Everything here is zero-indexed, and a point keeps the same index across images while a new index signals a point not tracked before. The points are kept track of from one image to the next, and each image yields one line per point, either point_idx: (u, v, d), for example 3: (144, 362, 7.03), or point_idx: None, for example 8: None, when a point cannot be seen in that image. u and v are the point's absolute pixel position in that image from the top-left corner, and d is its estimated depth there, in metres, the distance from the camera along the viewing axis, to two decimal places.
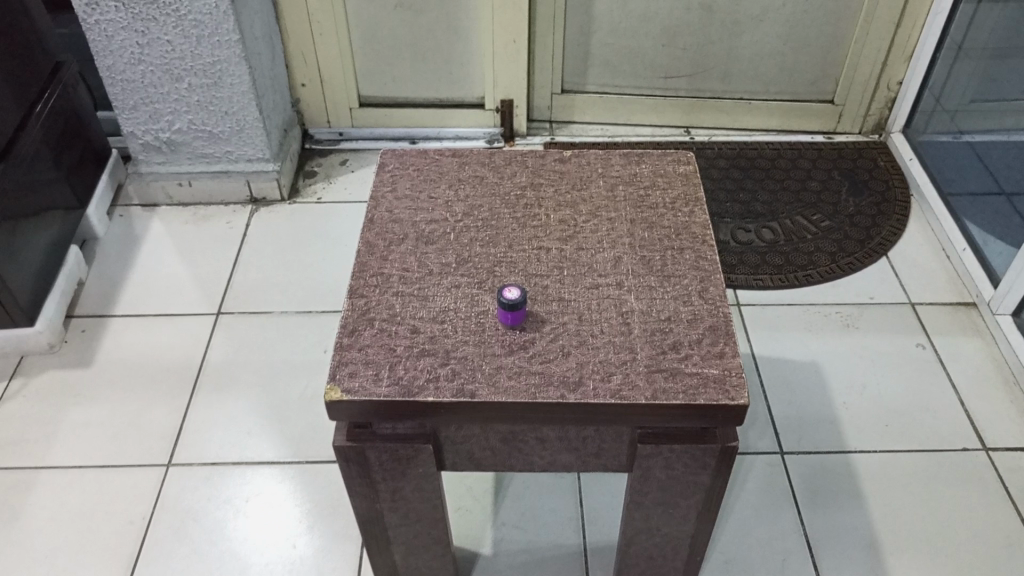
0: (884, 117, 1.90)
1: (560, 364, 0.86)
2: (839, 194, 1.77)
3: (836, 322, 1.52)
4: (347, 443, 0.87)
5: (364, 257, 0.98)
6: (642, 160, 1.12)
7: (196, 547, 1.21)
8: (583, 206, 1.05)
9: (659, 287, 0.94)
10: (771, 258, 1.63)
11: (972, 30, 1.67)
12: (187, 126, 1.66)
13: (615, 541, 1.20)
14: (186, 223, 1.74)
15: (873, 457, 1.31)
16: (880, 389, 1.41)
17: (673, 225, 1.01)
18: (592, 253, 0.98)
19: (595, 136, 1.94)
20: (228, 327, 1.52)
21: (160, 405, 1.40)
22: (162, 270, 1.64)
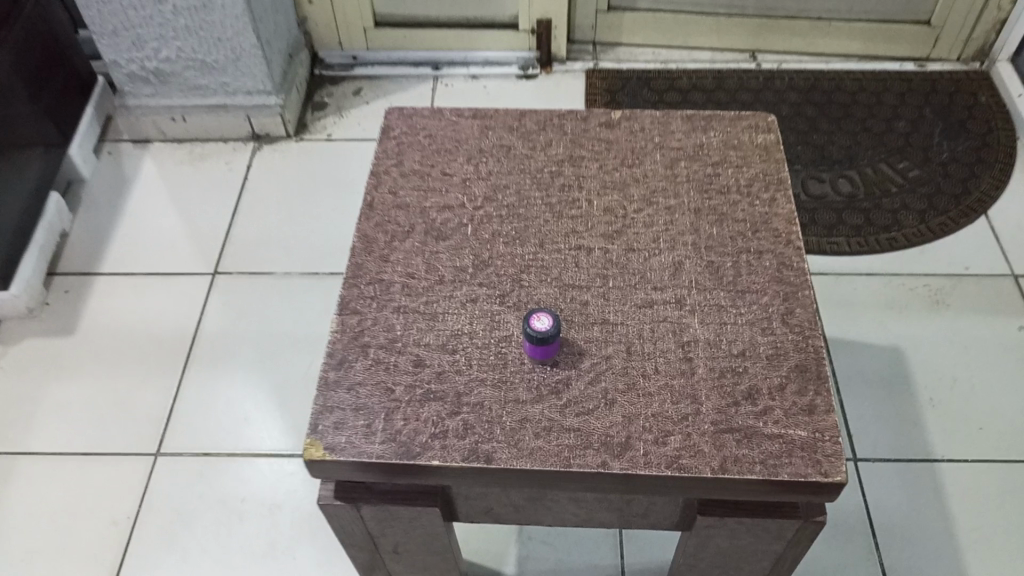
0: (989, 42, 1.61)
1: (602, 418, 0.67)
2: (932, 137, 1.50)
3: (923, 297, 1.30)
4: (334, 500, 0.70)
5: (359, 256, 0.79)
6: (710, 126, 0.89)
7: (187, 554, 1.08)
8: (634, 189, 0.84)
9: (730, 307, 0.74)
10: (848, 216, 1.39)
11: None
12: (175, 54, 1.44)
13: (657, 560, 1.05)
14: (182, 163, 1.55)
15: (962, 467, 1.12)
16: (974, 383, 1.20)
17: (749, 218, 0.80)
18: (645, 256, 0.78)
19: (645, 61, 1.68)
20: (227, 290, 1.36)
21: (151, 382, 1.25)
22: (153, 220, 1.46)
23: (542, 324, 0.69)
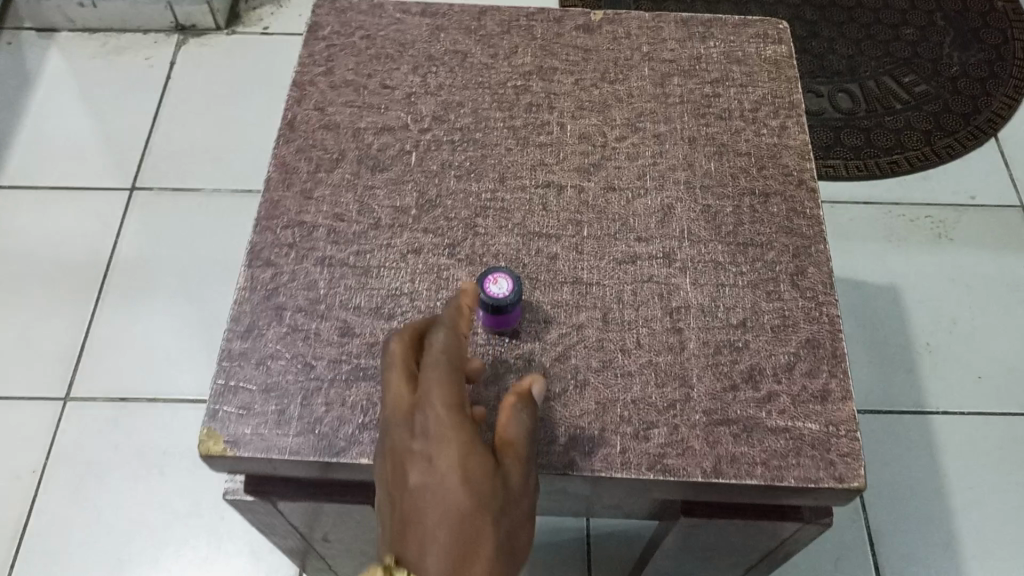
0: None
1: (571, 405, 0.55)
2: (942, 46, 1.35)
3: (924, 230, 1.18)
4: (244, 495, 0.58)
5: (276, 191, 0.64)
6: (710, 33, 0.74)
7: (101, 513, 0.97)
8: (617, 112, 0.69)
9: (730, 264, 0.61)
10: (847, 136, 1.24)
11: None
12: None
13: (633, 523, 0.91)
14: (94, 57, 1.34)
15: (959, 419, 1.03)
16: (975, 327, 1.10)
17: (754, 153, 0.66)
18: (628, 198, 0.64)
19: None
20: (146, 208, 1.19)
21: (58, 315, 1.10)
22: (61, 124, 1.27)
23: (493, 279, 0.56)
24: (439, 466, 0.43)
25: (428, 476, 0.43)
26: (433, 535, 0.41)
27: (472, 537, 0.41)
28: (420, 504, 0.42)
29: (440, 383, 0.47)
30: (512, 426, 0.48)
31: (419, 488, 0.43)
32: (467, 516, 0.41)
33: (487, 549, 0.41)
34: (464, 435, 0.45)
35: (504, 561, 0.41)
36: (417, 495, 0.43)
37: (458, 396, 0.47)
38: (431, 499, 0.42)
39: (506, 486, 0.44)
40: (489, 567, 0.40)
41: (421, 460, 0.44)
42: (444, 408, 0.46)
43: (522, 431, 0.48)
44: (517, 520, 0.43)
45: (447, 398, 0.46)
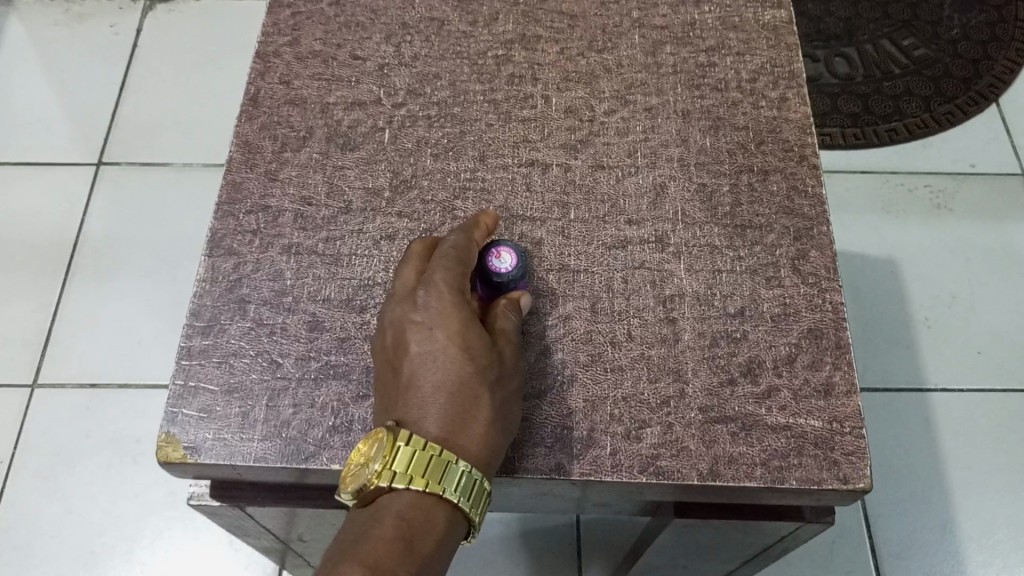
0: None
1: (558, 404, 0.51)
2: (943, 8, 1.30)
3: (923, 200, 1.14)
4: (210, 501, 0.54)
5: (239, 173, 0.59)
6: None
7: (72, 506, 0.93)
8: (606, 83, 0.64)
9: (727, 249, 0.56)
10: (844, 103, 1.20)
11: None
12: None
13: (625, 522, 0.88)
14: (56, 24, 1.28)
15: (958, 396, 1.00)
16: (975, 301, 1.07)
17: (752, 127, 0.62)
18: (618, 177, 0.59)
19: None
20: (114, 185, 1.14)
21: (23, 298, 1.05)
22: (23, 97, 1.21)
23: (498, 251, 0.54)
24: (439, 337, 0.47)
25: (429, 345, 0.47)
26: (433, 400, 0.45)
27: (468, 404, 0.45)
28: (420, 369, 0.46)
29: (445, 265, 0.50)
30: (507, 315, 0.50)
31: (419, 355, 0.47)
32: (465, 384, 0.46)
33: (483, 412, 0.45)
34: (466, 310, 0.48)
35: (499, 426, 0.46)
36: (417, 360, 0.46)
37: (462, 277, 0.50)
38: (431, 365, 0.46)
39: (502, 359, 0.48)
40: (484, 428, 0.45)
41: (423, 331, 0.47)
42: (447, 286, 0.49)
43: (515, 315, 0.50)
44: (511, 390, 0.48)
45: (451, 278, 0.49)
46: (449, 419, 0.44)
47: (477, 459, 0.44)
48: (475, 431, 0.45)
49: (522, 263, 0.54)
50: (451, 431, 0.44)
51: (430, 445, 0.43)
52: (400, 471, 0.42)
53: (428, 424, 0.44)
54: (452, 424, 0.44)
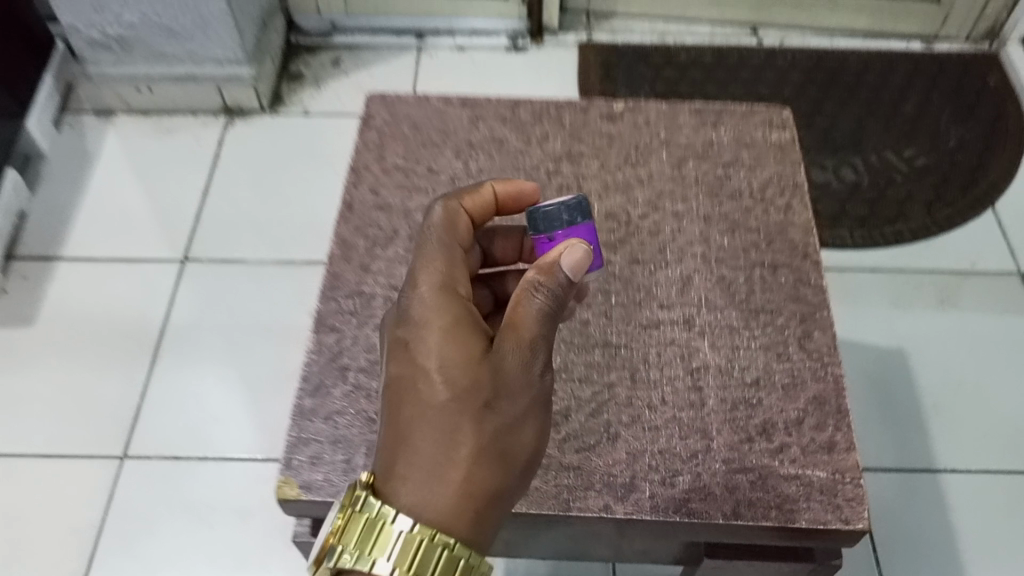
0: (1000, 21, 1.53)
1: (605, 455, 0.61)
2: (940, 121, 1.43)
3: (929, 295, 1.24)
4: (311, 538, 0.65)
5: (337, 265, 0.72)
6: (721, 120, 0.82)
7: (153, 566, 1.03)
8: (639, 192, 0.77)
9: (744, 329, 0.68)
10: (852, 207, 1.32)
11: None
12: (138, 20, 1.32)
13: None
14: (148, 137, 1.45)
15: (966, 475, 1.08)
16: (980, 386, 1.15)
17: (763, 228, 0.74)
18: (651, 269, 0.71)
19: (642, 33, 1.58)
20: (196, 278, 1.27)
21: (115, 376, 1.17)
22: (118, 200, 1.37)
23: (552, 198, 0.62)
24: (428, 384, 0.54)
25: (411, 398, 0.54)
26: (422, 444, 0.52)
27: (451, 451, 0.52)
28: (410, 416, 0.53)
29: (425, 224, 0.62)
30: (525, 306, 0.56)
31: (405, 404, 0.54)
32: (451, 428, 0.52)
33: (466, 454, 0.52)
34: (455, 352, 0.54)
35: (484, 462, 0.52)
36: (409, 404, 0.53)
37: (459, 314, 0.56)
38: (414, 416, 0.53)
39: (500, 384, 0.54)
40: (468, 468, 0.52)
41: (404, 383, 0.54)
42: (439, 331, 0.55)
43: (535, 313, 0.56)
44: (505, 423, 0.54)
45: (444, 318, 0.56)
46: (428, 474, 0.51)
47: (458, 498, 0.51)
48: (453, 478, 0.51)
49: (567, 210, 0.61)
50: (432, 481, 0.51)
51: (368, 514, 0.50)
52: (344, 541, 0.51)
53: (411, 475, 0.51)
54: (433, 472, 0.51)
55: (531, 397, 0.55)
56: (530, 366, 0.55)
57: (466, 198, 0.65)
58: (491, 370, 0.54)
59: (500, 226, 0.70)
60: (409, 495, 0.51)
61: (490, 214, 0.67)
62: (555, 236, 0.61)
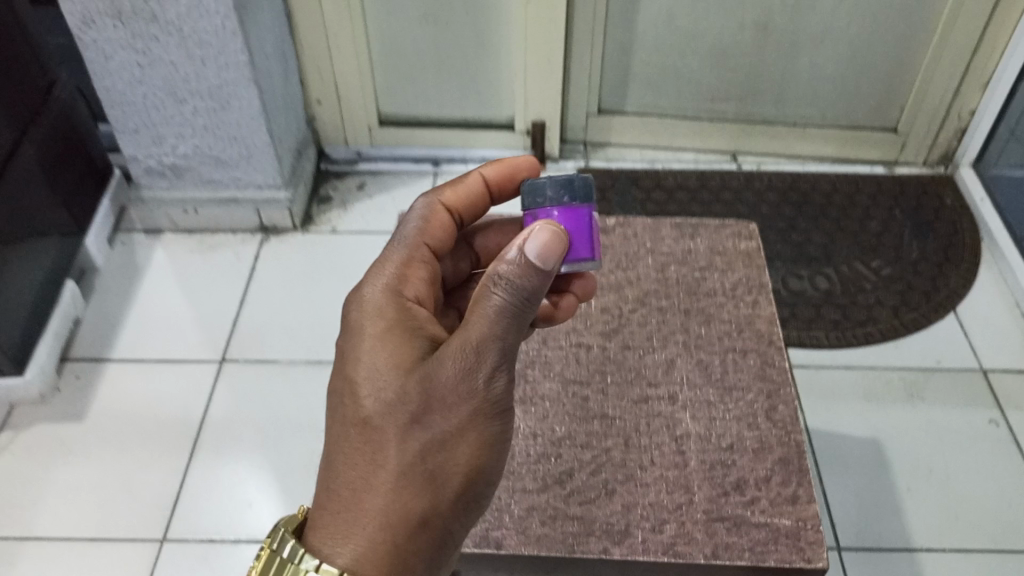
0: (952, 149, 1.72)
1: (603, 506, 0.73)
2: (903, 236, 1.60)
3: (899, 390, 1.36)
4: None
5: None
6: (697, 233, 0.98)
7: None
8: (629, 291, 0.91)
9: (719, 403, 0.80)
10: (826, 312, 1.46)
11: None
12: (191, 151, 1.51)
13: None
14: (192, 253, 1.62)
15: (941, 555, 1.17)
16: (949, 474, 1.26)
17: (734, 320, 0.88)
18: (640, 354, 0.85)
19: (634, 161, 1.78)
20: (233, 377, 1.40)
21: (158, 466, 1.28)
22: (162, 308, 1.51)
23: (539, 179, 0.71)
24: (361, 413, 0.62)
25: (347, 428, 0.63)
26: (352, 475, 0.62)
27: (372, 483, 0.61)
28: (345, 449, 0.63)
29: (407, 215, 0.77)
30: (479, 312, 0.61)
31: (340, 432, 0.63)
32: (374, 460, 0.61)
33: (385, 483, 0.61)
34: (388, 379, 0.62)
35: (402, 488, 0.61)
36: (347, 433, 0.63)
37: (396, 340, 0.64)
38: (346, 442, 0.63)
39: (428, 403, 0.61)
40: (388, 496, 0.61)
41: (340, 405, 0.64)
42: (373, 363, 0.63)
43: (482, 322, 0.60)
44: (429, 449, 0.61)
45: (383, 347, 0.64)
46: (353, 500, 0.61)
47: (378, 523, 0.60)
48: (371, 507, 0.60)
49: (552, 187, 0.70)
50: (354, 514, 0.61)
51: (282, 555, 0.61)
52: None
53: (342, 504, 0.61)
54: (355, 501, 0.61)
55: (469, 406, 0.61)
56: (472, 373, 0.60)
57: (449, 188, 0.80)
58: (421, 391, 0.61)
59: (496, 222, 0.86)
60: (330, 525, 0.61)
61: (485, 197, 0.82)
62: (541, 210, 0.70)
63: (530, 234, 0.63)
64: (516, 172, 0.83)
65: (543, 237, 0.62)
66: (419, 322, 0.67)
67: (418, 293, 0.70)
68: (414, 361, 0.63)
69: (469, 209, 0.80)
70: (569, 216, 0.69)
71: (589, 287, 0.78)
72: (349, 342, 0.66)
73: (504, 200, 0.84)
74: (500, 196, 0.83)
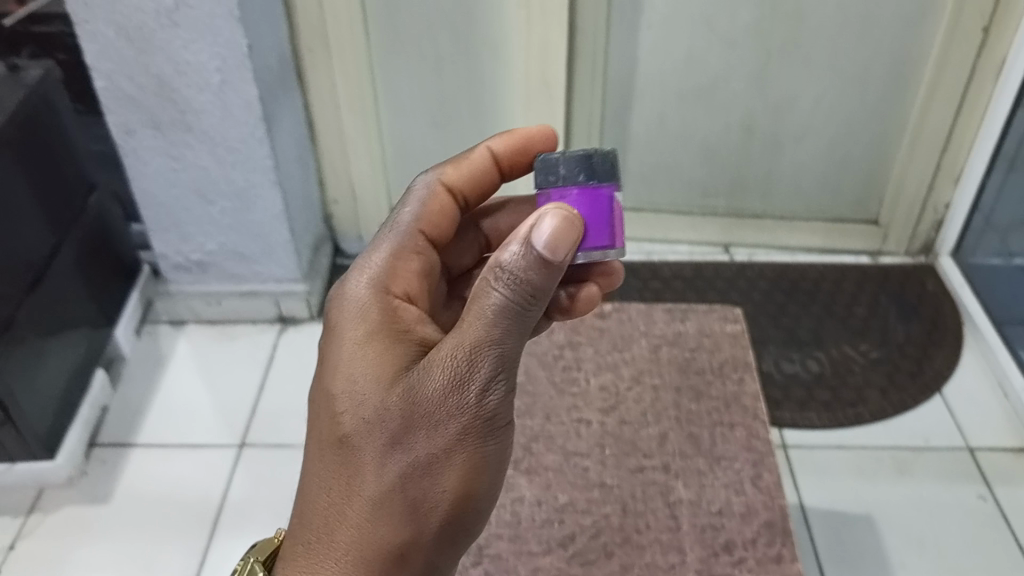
0: (931, 239, 1.81)
1: (602, 567, 0.87)
2: (889, 320, 1.68)
3: (889, 468, 1.42)
4: None
5: None
6: (687, 315, 1.18)
7: None
8: (625, 370, 1.10)
9: (709, 472, 0.95)
10: (817, 393, 1.54)
11: None
12: (217, 247, 1.62)
13: None
14: (214, 343, 1.71)
15: None
16: (941, 547, 1.30)
17: (722, 395, 1.05)
18: (636, 429, 1.01)
19: (631, 253, 1.88)
20: (252, 461, 1.46)
21: (180, 546, 1.34)
22: (185, 394, 1.59)
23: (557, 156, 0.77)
24: (349, 420, 0.69)
25: (335, 435, 0.70)
26: (339, 480, 0.70)
27: (356, 493, 0.69)
28: (333, 455, 0.70)
29: (410, 189, 0.87)
30: (472, 323, 0.66)
31: (327, 441, 0.71)
32: (358, 470, 0.69)
33: (368, 496, 0.68)
34: (373, 390, 0.69)
35: (383, 502, 0.68)
36: (336, 439, 0.70)
37: (387, 350, 0.71)
38: (333, 449, 0.70)
39: (412, 417, 0.67)
40: (368, 507, 0.68)
41: (329, 408, 0.71)
42: (362, 372, 0.70)
43: (469, 336, 0.66)
44: (413, 465, 0.68)
45: (374, 356, 0.71)
46: (337, 507, 0.69)
47: (358, 530, 0.68)
48: (353, 515, 0.68)
49: (568, 166, 0.75)
50: (338, 518, 0.69)
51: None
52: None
53: (328, 507, 0.70)
54: (340, 510, 0.69)
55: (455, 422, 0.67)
56: (458, 387, 0.67)
57: (452, 164, 0.88)
58: (405, 405, 0.68)
59: (516, 200, 0.96)
60: (317, 525, 0.70)
61: (493, 169, 0.90)
62: (555, 188, 0.75)
63: (541, 222, 0.66)
64: (525, 144, 0.90)
65: (551, 230, 0.66)
66: (408, 332, 0.73)
67: (407, 289, 0.78)
68: (401, 372, 0.69)
69: (470, 183, 0.88)
70: (583, 198, 0.75)
71: (610, 280, 0.86)
72: (341, 345, 0.73)
73: (516, 174, 0.91)
74: (513, 165, 0.91)
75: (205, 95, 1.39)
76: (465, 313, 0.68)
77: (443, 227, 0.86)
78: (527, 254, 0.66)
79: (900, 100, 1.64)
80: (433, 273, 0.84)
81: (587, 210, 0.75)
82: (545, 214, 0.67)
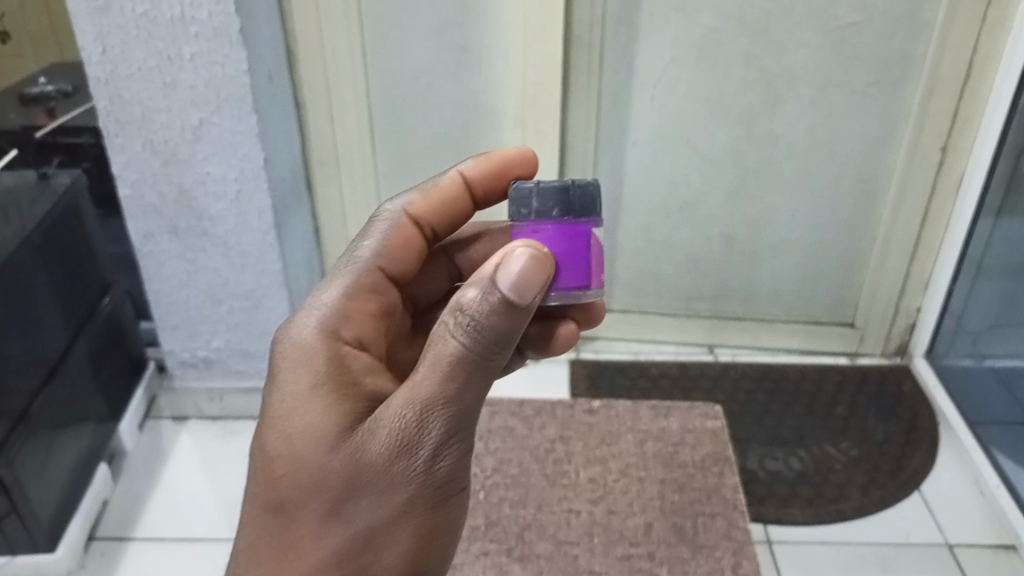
0: (906, 341, 1.90)
1: None
2: (867, 420, 1.75)
3: (872, 563, 1.45)
4: None
5: None
6: (671, 412, 1.30)
7: None
8: (613, 463, 1.21)
9: (691, 559, 1.06)
10: (801, 490, 1.59)
11: (990, 249, 1.68)
12: (223, 344, 1.69)
13: None
14: (215, 438, 1.75)
15: None
16: None
17: (703, 487, 1.17)
18: (624, 518, 1.12)
19: (620, 353, 1.96)
20: None
21: None
22: (185, 488, 1.63)
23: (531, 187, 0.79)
24: (294, 478, 0.73)
25: (282, 491, 0.74)
26: (286, 536, 0.74)
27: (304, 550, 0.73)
28: (280, 511, 0.74)
29: (377, 220, 0.94)
30: (421, 384, 0.71)
31: (274, 498, 0.74)
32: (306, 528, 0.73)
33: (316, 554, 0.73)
34: (317, 449, 0.72)
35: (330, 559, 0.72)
36: (282, 494, 0.74)
37: (335, 407, 0.74)
38: (280, 505, 0.74)
39: (358, 479, 0.71)
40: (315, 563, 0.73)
41: (275, 461, 0.74)
42: (309, 431, 0.73)
43: (417, 398, 0.70)
44: (357, 525, 0.72)
45: (321, 412, 0.74)
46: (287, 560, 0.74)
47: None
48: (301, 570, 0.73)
49: (541, 198, 0.78)
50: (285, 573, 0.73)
51: None
52: None
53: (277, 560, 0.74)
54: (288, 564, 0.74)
55: (400, 487, 0.71)
56: (405, 451, 0.71)
57: (423, 194, 0.95)
58: (350, 468, 0.71)
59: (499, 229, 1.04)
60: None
61: (470, 195, 0.98)
62: (533, 223, 0.79)
63: (510, 261, 0.71)
64: (497, 173, 0.97)
65: (520, 268, 0.70)
66: (357, 387, 0.76)
67: (357, 335, 0.84)
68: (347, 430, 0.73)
69: (438, 213, 0.96)
70: (558, 234, 0.78)
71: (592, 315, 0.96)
72: (289, 398, 0.76)
73: (487, 198, 0.99)
74: (487, 188, 0.98)
75: (222, 204, 1.49)
76: (416, 373, 0.72)
77: (404, 259, 0.92)
78: (490, 296, 0.70)
79: (869, 212, 1.75)
80: (392, 305, 0.92)
81: (563, 245, 0.78)
82: (515, 254, 0.71)
